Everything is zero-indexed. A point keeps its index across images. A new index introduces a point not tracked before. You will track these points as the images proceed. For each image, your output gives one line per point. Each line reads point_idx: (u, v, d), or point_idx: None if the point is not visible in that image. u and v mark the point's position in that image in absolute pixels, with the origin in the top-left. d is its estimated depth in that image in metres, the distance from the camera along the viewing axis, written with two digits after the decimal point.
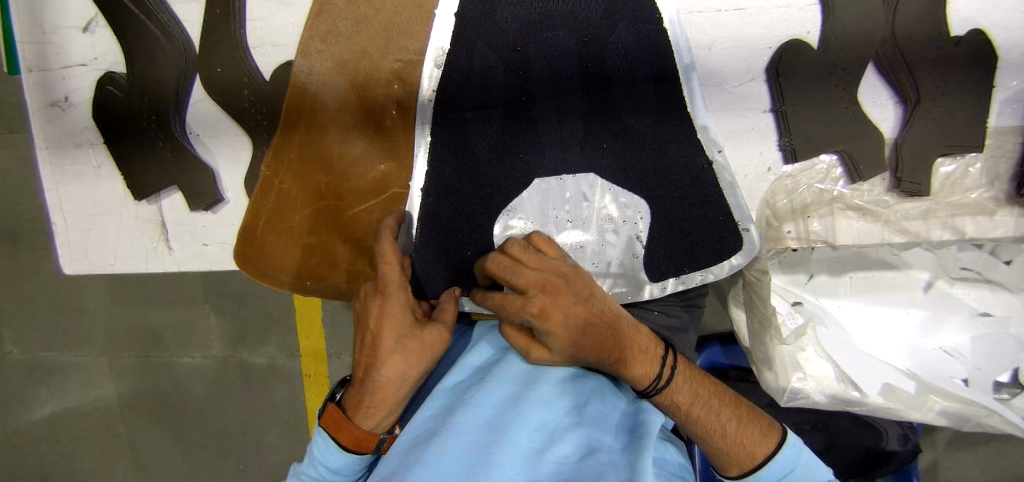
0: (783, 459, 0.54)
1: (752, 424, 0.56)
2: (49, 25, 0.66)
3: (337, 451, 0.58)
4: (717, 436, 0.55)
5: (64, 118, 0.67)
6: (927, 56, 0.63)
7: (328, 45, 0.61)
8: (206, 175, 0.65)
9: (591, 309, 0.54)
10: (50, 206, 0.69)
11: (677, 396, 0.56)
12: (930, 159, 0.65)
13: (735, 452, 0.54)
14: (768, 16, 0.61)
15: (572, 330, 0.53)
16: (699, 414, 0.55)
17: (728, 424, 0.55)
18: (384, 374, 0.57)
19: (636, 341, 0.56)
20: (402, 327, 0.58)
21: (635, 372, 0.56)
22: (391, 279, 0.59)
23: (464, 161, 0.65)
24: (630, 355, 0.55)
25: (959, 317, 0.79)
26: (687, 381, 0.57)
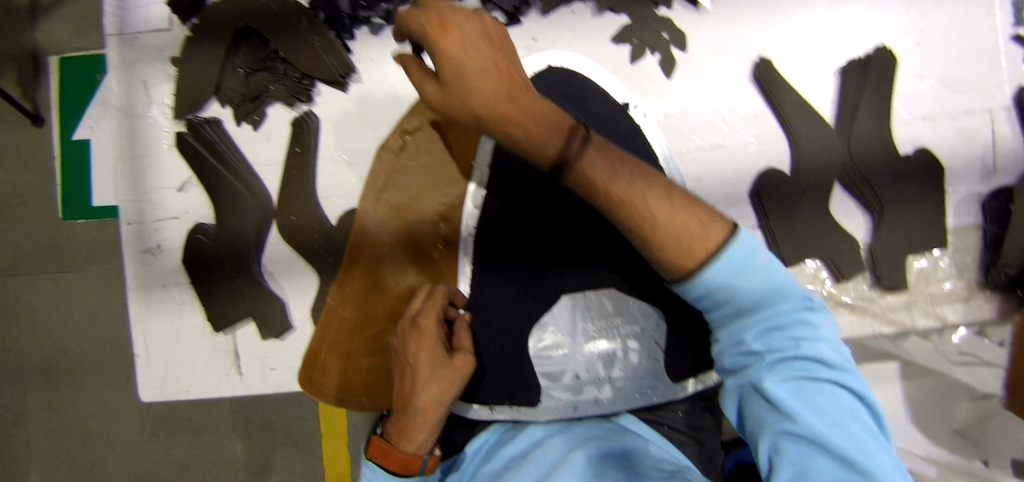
0: (733, 256, 0.40)
1: (687, 213, 0.41)
2: (149, 187, 0.78)
3: (384, 474, 0.60)
4: (647, 224, 0.40)
5: (156, 262, 0.78)
6: (883, 173, 0.75)
7: (385, 195, 0.74)
8: (280, 308, 0.75)
9: (502, 63, 0.43)
10: (136, 340, 0.79)
11: (589, 163, 0.42)
12: (901, 258, 0.75)
13: (676, 242, 0.40)
14: (745, 151, 0.74)
15: (458, 54, 0.42)
16: (620, 193, 0.41)
17: (664, 208, 0.41)
18: (423, 399, 0.61)
19: (511, 78, 0.44)
20: (435, 357, 0.64)
21: (480, 93, 0.42)
22: (428, 312, 0.68)
23: (499, 282, 0.75)
24: (488, 96, 0.42)
25: (967, 401, 0.80)
26: (602, 168, 0.42)
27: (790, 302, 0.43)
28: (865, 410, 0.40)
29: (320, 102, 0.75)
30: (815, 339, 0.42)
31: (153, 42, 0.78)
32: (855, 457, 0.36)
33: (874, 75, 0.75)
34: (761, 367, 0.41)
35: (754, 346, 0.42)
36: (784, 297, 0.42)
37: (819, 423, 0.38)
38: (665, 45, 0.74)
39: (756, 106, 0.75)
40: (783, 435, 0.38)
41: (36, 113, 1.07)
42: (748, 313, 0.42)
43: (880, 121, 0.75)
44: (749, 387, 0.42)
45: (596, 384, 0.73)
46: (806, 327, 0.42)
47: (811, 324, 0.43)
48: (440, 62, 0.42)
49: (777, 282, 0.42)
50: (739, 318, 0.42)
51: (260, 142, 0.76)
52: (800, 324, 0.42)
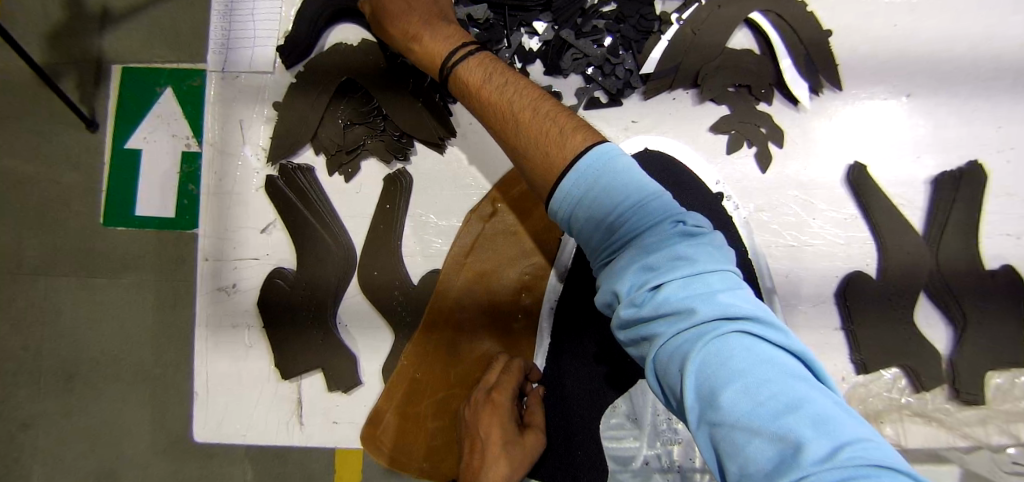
0: (588, 175, 0.47)
1: (549, 124, 0.53)
2: (231, 225, 0.78)
3: None
4: (514, 138, 0.55)
5: (229, 301, 0.78)
6: (968, 286, 0.75)
7: (470, 259, 0.73)
8: (350, 363, 0.74)
9: (450, 41, 0.64)
10: (198, 377, 0.77)
11: (469, 76, 0.60)
12: (982, 374, 0.74)
13: (535, 145, 0.53)
14: (833, 252, 0.74)
15: (397, 19, 0.67)
16: (492, 99, 0.57)
17: (525, 118, 0.54)
18: (490, 478, 0.62)
19: (438, 29, 0.65)
20: (509, 435, 0.66)
21: (429, 56, 0.64)
22: (503, 388, 0.67)
23: (575, 359, 0.72)
24: (421, 43, 0.65)
25: None
26: (482, 78, 0.59)
27: (716, 275, 0.39)
28: (789, 363, 0.34)
29: (416, 161, 0.76)
30: (710, 295, 0.38)
31: (256, 84, 0.79)
32: (804, 435, 0.29)
33: (964, 189, 0.76)
34: (668, 334, 0.37)
35: (640, 296, 0.40)
36: (691, 259, 0.40)
37: (737, 396, 0.32)
38: (763, 140, 0.75)
39: (847, 208, 0.75)
40: (704, 412, 0.33)
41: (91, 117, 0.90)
42: (659, 273, 0.40)
43: (967, 234, 0.75)
44: (659, 354, 0.38)
45: (666, 472, 0.72)
46: (685, 261, 0.40)
47: (711, 291, 0.38)
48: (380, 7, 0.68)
49: (651, 235, 0.42)
50: (641, 289, 0.40)
51: (350, 193, 0.76)
52: (672, 259, 0.40)
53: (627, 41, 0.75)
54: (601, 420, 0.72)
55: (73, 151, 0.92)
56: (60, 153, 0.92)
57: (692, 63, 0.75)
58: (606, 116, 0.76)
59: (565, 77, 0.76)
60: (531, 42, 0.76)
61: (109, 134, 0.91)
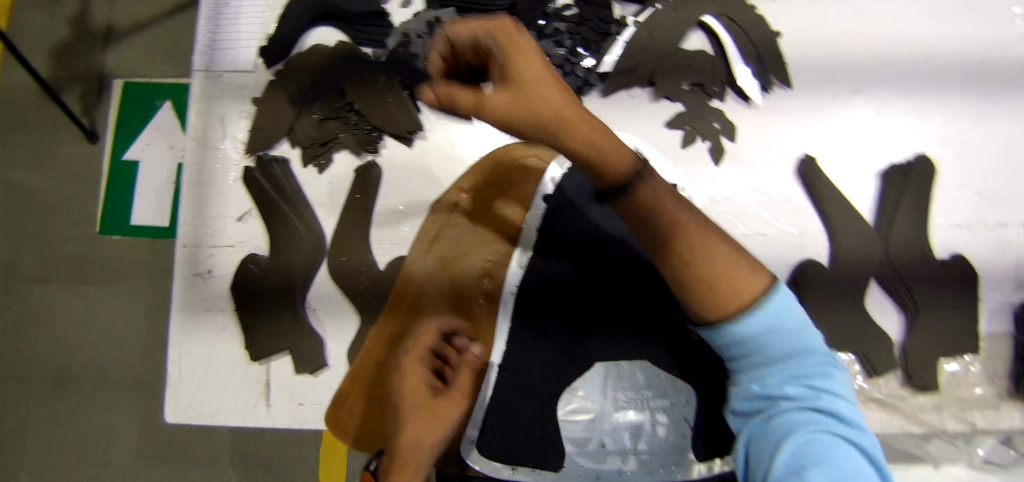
0: (773, 307, 0.46)
1: (743, 261, 0.47)
2: (210, 214, 0.82)
3: None
4: (705, 276, 0.45)
5: (204, 286, 0.81)
6: (920, 276, 0.77)
7: (435, 247, 0.77)
8: (318, 345, 0.77)
9: (574, 118, 0.40)
10: (171, 360, 0.80)
11: (649, 197, 0.45)
12: (933, 359, 0.77)
13: (721, 288, 0.45)
14: (787, 242, 0.77)
15: (549, 94, 0.39)
16: (684, 226, 0.46)
17: (700, 260, 0.45)
18: (402, 440, 0.66)
19: (598, 149, 0.41)
20: (419, 399, 0.69)
21: (608, 168, 0.43)
22: (410, 355, 0.72)
23: (536, 343, 0.76)
24: (591, 151, 0.41)
25: None
26: (669, 197, 0.47)
27: (818, 373, 0.47)
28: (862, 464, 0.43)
29: (385, 153, 0.79)
30: (828, 397, 0.46)
31: (236, 81, 0.84)
32: None
33: (914, 181, 0.78)
34: (786, 408, 0.46)
35: (783, 397, 0.47)
36: (806, 357, 0.48)
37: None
38: (716, 135, 0.78)
39: (800, 199, 0.78)
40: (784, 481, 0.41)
41: (91, 129, 1.11)
42: (775, 362, 0.48)
43: (918, 225, 0.78)
44: (766, 426, 0.47)
45: (620, 455, 0.75)
46: (828, 379, 0.47)
47: (826, 392, 0.46)
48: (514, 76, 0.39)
49: (810, 352, 0.49)
50: (773, 386, 0.47)
51: (323, 184, 0.80)
52: (817, 374, 0.47)
53: (587, 42, 0.80)
54: (558, 403, 0.75)
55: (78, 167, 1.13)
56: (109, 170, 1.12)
57: (647, 62, 0.79)
58: None
59: None
60: None
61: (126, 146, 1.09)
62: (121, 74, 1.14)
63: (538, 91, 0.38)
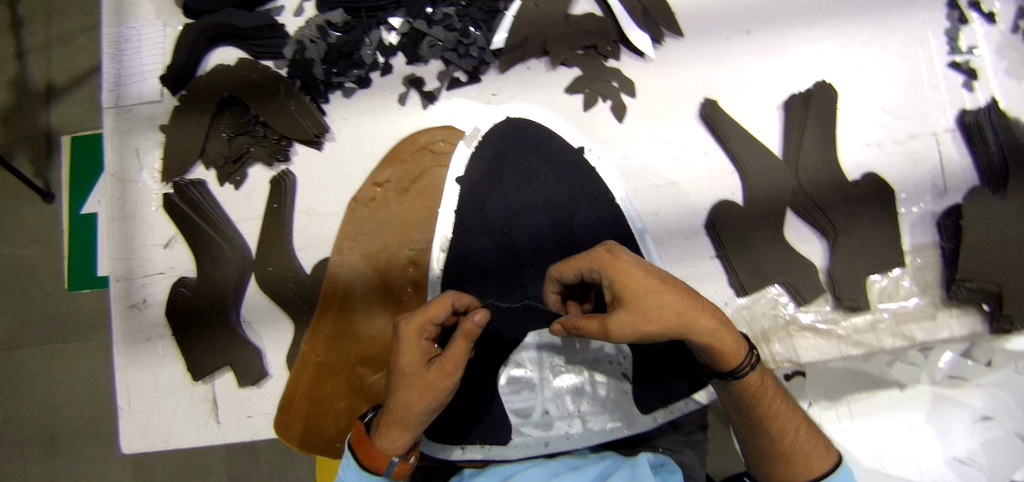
0: (840, 478, 0.55)
1: (813, 435, 0.58)
2: (136, 245, 0.83)
3: (358, 471, 0.56)
4: (788, 443, 0.56)
5: (140, 316, 0.82)
6: (836, 199, 0.78)
7: (357, 243, 0.78)
8: (257, 356, 0.78)
9: (694, 308, 0.52)
10: (119, 393, 0.81)
11: (760, 387, 0.56)
12: (861, 279, 0.77)
13: (796, 458, 0.56)
14: (699, 186, 0.79)
15: (664, 300, 0.50)
16: (776, 413, 0.56)
17: (798, 440, 0.56)
18: (394, 397, 0.54)
19: (720, 324, 0.53)
20: (414, 360, 0.55)
21: (725, 359, 0.53)
22: (411, 318, 0.58)
23: None
24: (715, 339, 0.52)
25: (967, 422, 0.80)
26: (771, 386, 0.58)
27: None
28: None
29: (297, 160, 0.81)
30: None
31: (146, 113, 0.85)
32: None
33: (816, 108, 0.80)
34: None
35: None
36: None
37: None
38: (616, 93, 0.79)
39: (707, 143, 0.79)
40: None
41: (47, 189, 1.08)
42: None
43: (825, 151, 0.79)
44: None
45: (566, 419, 0.74)
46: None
47: None
48: (635, 290, 0.50)
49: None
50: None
51: (241, 199, 0.81)
52: None
53: (476, 20, 0.80)
54: (497, 377, 0.76)
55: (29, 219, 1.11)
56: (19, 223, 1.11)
57: (538, 33, 0.80)
58: (468, 93, 0.81)
59: (426, 63, 0.81)
60: (390, 37, 0.81)
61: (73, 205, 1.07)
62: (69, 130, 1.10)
63: (664, 303, 0.50)
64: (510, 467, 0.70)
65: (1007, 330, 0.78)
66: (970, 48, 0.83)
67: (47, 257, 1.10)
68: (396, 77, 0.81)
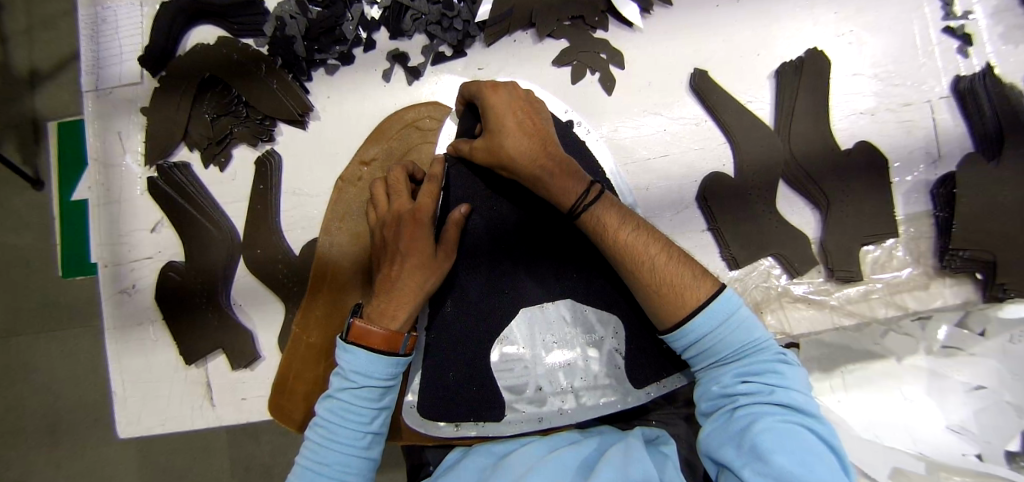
0: (715, 310, 0.55)
1: (683, 270, 0.58)
2: (123, 230, 0.83)
3: (368, 355, 0.62)
4: (646, 275, 0.58)
5: (130, 302, 0.82)
6: (827, 169, 0.77)
7: (344, 222, 0.77)
8: (247, 338, 0.78)
9: (534, 140, 0.64)
10: (112, 378, 0.81)
11: (604, 217, 0.62)
12: (855, 250, 0.77)
13: (668, 298, 0.57)
14: (688, 158, 0.78)
15: (508, 139, 0.63)
16: (630, 243, 0.60)
17: (663, 267, 0.58)
18: (404, 281, 0.66)
19: (561, 160, 0.64)
20: (421, 251, 0.67)
21: (558, 192, 0.63)
22: (423, 211, 0.68)
23: (458, 299, 0.76)
24: (550, 175, 0.63)
25: (959, 394, 0.79)
26: (615, 220, 0.62)
27: (775, 368, 0.53)
28: (829, 459, 0.47)
29: (281, 140, 0.80)
30: (777, 377, 0.53)
31: (127, 95, 0.84)
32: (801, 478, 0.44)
33: (808, 76, 0.78)
34: (742, 402, 0.52)
35: (739, 394, 0.53)
36: (758, 359, 0.54)
37: (784, 458, 0.46)
38: (604, 65, 0.78)
39: (697, 115, 0.79)
40: (752, 464, 0.47)
41: (37, 178, 1.06)
42: (740, 363, 0.54)
43: (816, 119, 0.78)
44: (729, 419, 0.52)
45: (559, 395, 0.74)
46: (777, 375, 0.53)
47: (781, 384, 0.52)
48: (491, 121, 0.64)
49: (756, 354, 0.55)
50: (720, 370, 0.55)
51: (226, 181, 0.80)
52: (770, 371, 0.53)
53: None
54: (490, 355, 0.75)
55: (21, 207, 1.09)
56: (11, 212, 1.09)
57: (524, 5, 0.78)
58: (453, 69, 0.80)
59: (410, 38, 0.80)
60: (372, 11, 0.80)
61: (56, 192, 1.03)
62: (57, 117, 1.07)
63: (504, 140, 0.63)
64: (505, 442, 0.70)
65: (1001, 299, 0.77)
66: (965, 13, 0.82)
67: (41, 248, 1.08)
68: (379, 52, 0.80)
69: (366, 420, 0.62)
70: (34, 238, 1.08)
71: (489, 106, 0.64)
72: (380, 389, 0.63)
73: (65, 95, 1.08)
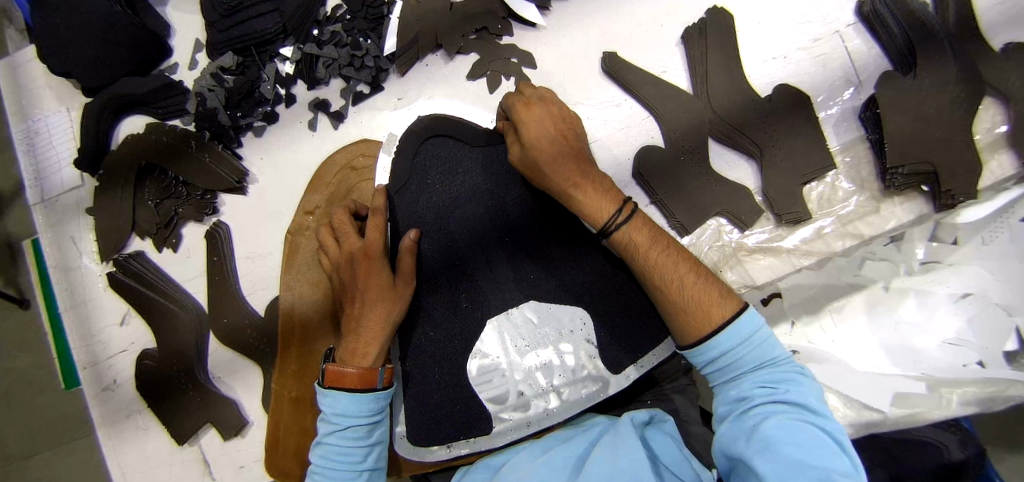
0: (741, 327, 0.57)
1: (711, 289, 0.60)
2: (94, 329, 0.84)
3: (348, 397, 0.63)
4: (675, 292, 0.61)
5: (114, 397, 0.83)
6: (753, 119, 0.79)
7: (301, 274, 0.78)
8: (233, 406, 0.79)
9: (569, 153, 0.65)
10: (112, 475, 0.82)
11: (635, 237, 0.64)
12: (796, 190, 0.78)
13: (692, 316, 0.59)
14: (618, 139, 0.80)
15: (541, 154, 0.65)
16: (660, 263, 0.62)
17: (686, 284, 0.61)
18: (370, 320, 0.67)
19: (597, 180, 0.66)
20: (381, 288, 0.67)
21: (592, 208, 0.65)
22: (374, 246, 0.68)
23: (425, 325, 0.77)
24: (582, 193, 0.65)
25: (947, 305, 0.80)
26: (644, 240, 0.64)
27: (789, 378, 0.56)
28: (839, 455, 0.49)
29: (225, 210, 0.82)
30: (791, 384, 0.55)
31: (72, 200, 0.86)
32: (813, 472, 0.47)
33: (714, 34, 0.80)
34: (757, 404, 0.54)
35: (754, 397, 0.55)
36: (774, 368, 0.57)
37: (793, 450, 0.49)
38: (516, 68, 0.80)
39: (616, 96, 0.81)
40: (762, 454, 0.49)
41: (21, 296, 1.08)
42: (757, 372, 0.57)
43: (731, 74, 0.79)
44: (744, 419, 0.54)
45: (542, 395, 0.75)
46: (792, 382, 0.56)
47: (797, 390, 0.55)
48: (527, 136, 0.65)
49: (774, 365, 0.57)
50: (738, 379, 0.58)
51: (182, 261, 0.82)
52: (787, 380, 0.56)
53: (364, 31, 0.81)
54: (468, 371, 0.76)
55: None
56: None
57: (426, 28, 0.80)
58: (375, 104, 0.82)
59: (327, 84, 0.82)
60: (287, 67, 0.83)
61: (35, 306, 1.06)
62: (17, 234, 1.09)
63: (539, 156, 0.65)
64: (500, 454, 0.72)
65: (953, 205, 0.77)
66: None
67: (27, 363, 1.10)
68: (301, 104, 0.82)
69: (358, 458, 0.63)
70: (20, 355, 1.10)
71: (523, 124, 0.66)
72: (366, 426, 0.64)
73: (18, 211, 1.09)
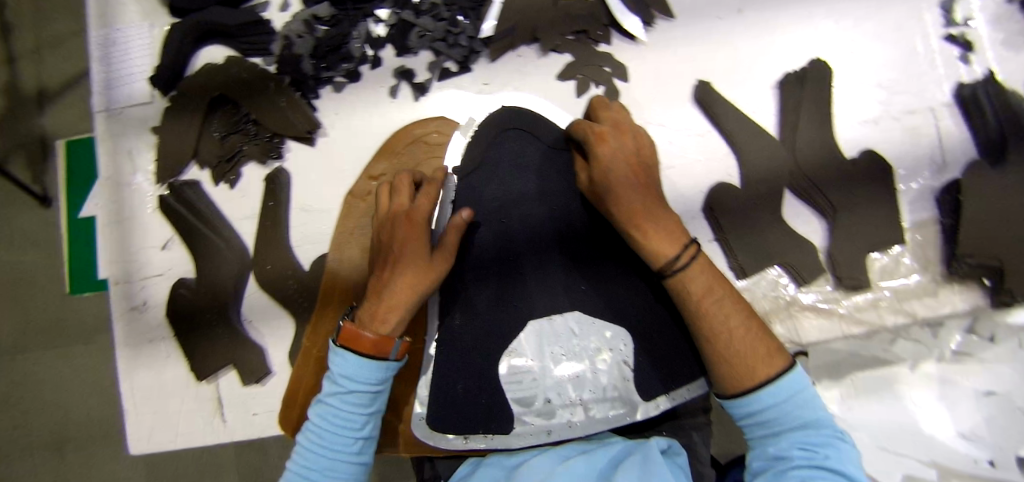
0: (783, 385, 0.56)
1: (759, 344, 0.58)
2: (134, 248, 0.84)
3: (356, 359, 0.60)
4: (722, 344, 0.58)
5: (141, 319, 0.82)
6: (833, 177, 0.77)
7: (354, 236, 0.77)
8: (258, 353, 0.79)
9: (638, 183, 0.63)
10: (124, 396, 0.82)
11: (691, 284, 0.60)
12: (861, 258, 0.77)
13: (736, 369, 0.57)
14: (694, 169, 0.79)
15: (612, 185, 0.64)
16: (711, 310, 0.59)
17: (735, 336, 0.58)
18: (397, 287, 0.63)
19: (660, 219, 0.62)
20: (416, 259, 0.64)
21: (654, 246, 0.62)
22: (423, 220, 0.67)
23: (466, 312, 0.76)
24: (649, 226, 0.61)
25: (968, 399, 0.79)
26: (701, 286, 0.60)
27: (830, 441, 0.54)
28: None
29: (289, 157, 0.81)
30: (832, 449, 0.53)
31: (138, 115, 0.85)
32: None
33: (811, 86, 0.79)
34: (795, 466, 0.52)
35: (792, 459, 0.53)
36: (815, 430, 0.55)
37: None
38: (608, 78, 0.79)
39: (700, 126, 0.80)
40: None
41: (43, 194, 1.07)
42: (797, 432, 0.55)
43: (820, 128, 0.78)
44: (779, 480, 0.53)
45: (568, 407, 0.74)
46: (832, 447, 0.53)
47: (837, 457, 0.52)
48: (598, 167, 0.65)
49: (815, 427, 0.55)
50: (774, 437, 0.56)
51: (236, 199, 0.82)
52: (827, 444, 0.54)
53: (464, 9, 0.80)
54: (499, 367, 0.75)
55: (27, 226, 1.10)
56: (15, 231, 1.10)
57: (527, 21, 0.79)
58: (459, 84, 0.81)
59: (416, 54, 0.81)
60: (378, 29, 0.81)
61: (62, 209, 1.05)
62: (60, 134, 1.07)
63: (610, 187, 0.64)
64: (516, 455, 0.70)
65: (1010, 304, 0.77)
66: (964, 20, 0.82)
67: (46, 264, 1.09)
68: (386, 69, 0.81)
69: (355, 425, 0.60)
70: (42, 255, 1.09)
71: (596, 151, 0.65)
72: (368, 394, 0.61)
73: (70, 113, 1.08)
